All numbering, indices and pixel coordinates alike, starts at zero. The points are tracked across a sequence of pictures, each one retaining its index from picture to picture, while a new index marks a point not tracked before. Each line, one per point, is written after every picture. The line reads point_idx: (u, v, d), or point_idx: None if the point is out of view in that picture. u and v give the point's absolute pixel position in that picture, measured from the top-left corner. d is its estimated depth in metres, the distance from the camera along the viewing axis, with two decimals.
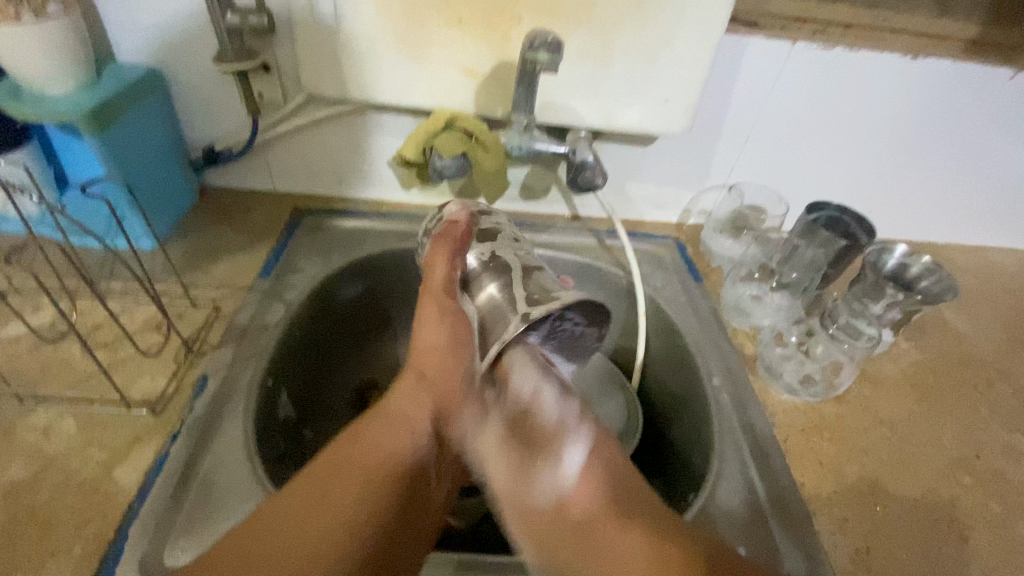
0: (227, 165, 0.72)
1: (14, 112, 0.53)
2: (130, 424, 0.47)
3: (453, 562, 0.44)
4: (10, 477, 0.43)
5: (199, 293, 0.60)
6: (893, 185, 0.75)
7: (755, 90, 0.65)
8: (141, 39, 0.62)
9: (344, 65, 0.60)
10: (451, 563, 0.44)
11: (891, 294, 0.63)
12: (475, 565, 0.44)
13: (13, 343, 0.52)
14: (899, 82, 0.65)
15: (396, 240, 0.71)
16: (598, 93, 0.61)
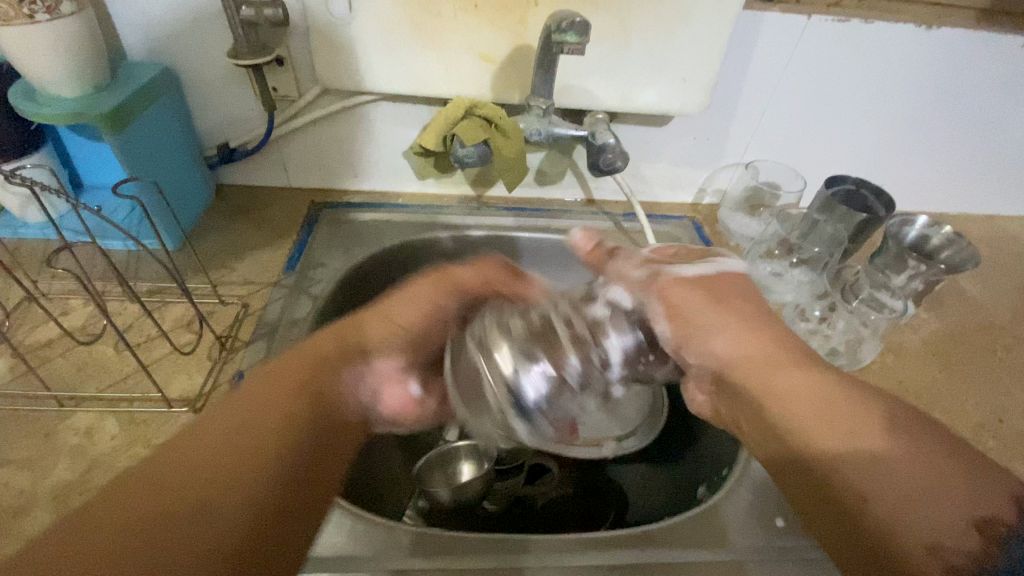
0: (244, 161, 0.72)
1: (34, 117, 0.53)
2: (172, 423, 0.48)
3: (413, 535, 0.44)
4: (58, 479, 0.44)
5: (226, 292, 0.60)
6: (906, 157, 0.75)
7: (771, 64, 0.65)
8: (153, 38, 0.61)
9: (360, 57, 0.60)
10: (411, 537, 0.44)
11: (913, 266, 0.62)
12: (431, 540, 0.44)
13: (48, 346, 0.53)
14: (915, 52, 0.65)
15: (416, 232, 0.71)
16: (614, 75, 0.61)
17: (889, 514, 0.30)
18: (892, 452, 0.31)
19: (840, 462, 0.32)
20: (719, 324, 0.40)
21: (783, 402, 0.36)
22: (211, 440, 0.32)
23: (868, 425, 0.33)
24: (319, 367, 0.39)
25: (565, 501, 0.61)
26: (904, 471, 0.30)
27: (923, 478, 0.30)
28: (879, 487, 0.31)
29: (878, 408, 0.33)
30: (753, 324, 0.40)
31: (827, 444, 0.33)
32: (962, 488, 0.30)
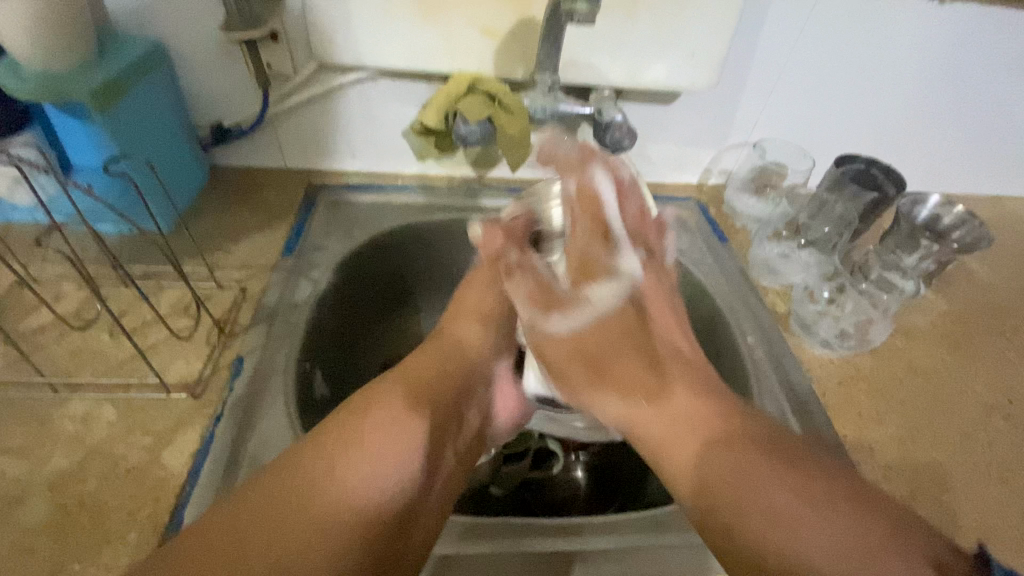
0: (239, 142, 0.70)
1: (18, 94, 0.50)
2: (171, 410, 0.47)
3: (460, 526, 0.43)
4: (55, 467, 0.43)
5: (224, 276, 0.59)
6: (915, 136, 0.74)
7: (782, 39, 0.63)
8: (140, 11, 0.59)
9: (358, 31, 0.57)
10: (458, 527, 0.43)
11: (925, 246, 0.61)
12: (479, 529, 0.43)
13: (40, 332, 0.51)
14: (929, 26, 0.63)
15: (416, 215, 0.70)
16: (621, 50, 0.59)
17: (790, 544, 0.35)
18: (777, 496, 0.36)
19: (749, 522, 0.37)
20: (681, 453, 0.42)
21: (666, 458, 0.42)
22: (304, 498, 0.34)
23: (783, 477, 0.37)
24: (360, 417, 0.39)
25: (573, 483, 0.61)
26: (779, 492, 0.37)
27: (821, 537, 0.34)
28: (785, 538, 0.35)
29: (772, 453, 0.39)
30: (689, 398, 0.43)
31: (728, 498, 0.38)
32: (881, 549, 0.33)
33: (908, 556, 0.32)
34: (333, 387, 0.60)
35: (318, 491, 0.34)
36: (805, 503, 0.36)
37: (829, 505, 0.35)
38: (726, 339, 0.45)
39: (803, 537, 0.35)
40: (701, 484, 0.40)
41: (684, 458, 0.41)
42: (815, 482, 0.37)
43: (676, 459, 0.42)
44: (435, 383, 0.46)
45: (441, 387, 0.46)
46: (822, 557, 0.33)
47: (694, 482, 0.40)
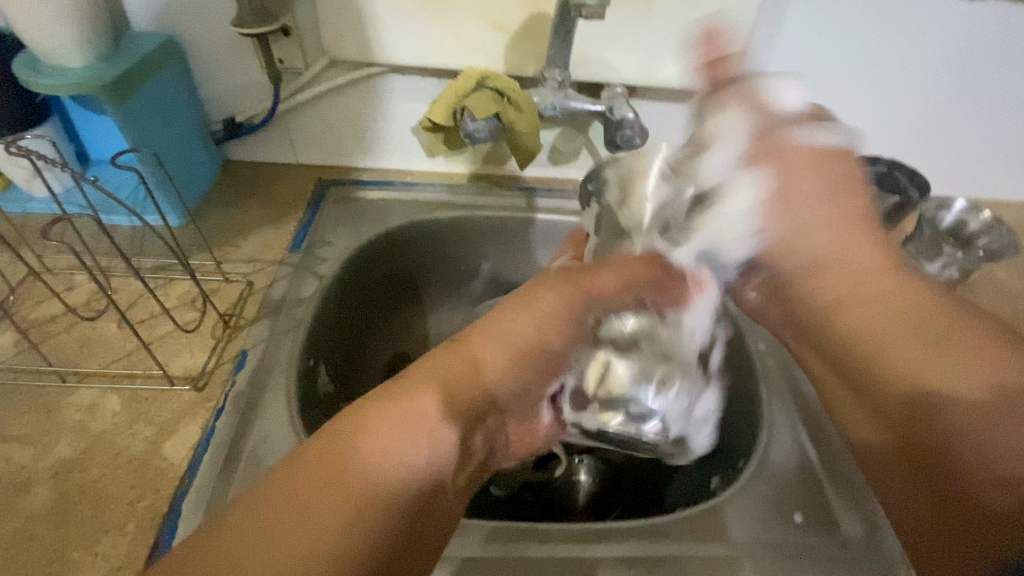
0: (250, 137, 0.70)
1: (33, 86, 0.51)
2: (173, 401, 0.47)
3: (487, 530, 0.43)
4: (59, 455, 0.44)
5: (232, 269, 0.59)
6: (942, 139, 0.71)
7: (803, 36, 0.61)
8: (155, 6, 0.59)
9: (370, 26, 0.57)
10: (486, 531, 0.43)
11: (949, 253, 0.58)
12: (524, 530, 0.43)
13: (51, 321, 0.52)
14: (958, 25, 0.61)
15: (425, 211, 0.69)
16: (635, 47, 0.58)
17: (950, 401, 0.34)
18: (945, 355, 0.35)
19: (919, 376, 0.35)
20: (870, 282, 0.39)
21: (851, 308, 0.39)
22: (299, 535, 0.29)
23: (930, 351, 0.35)
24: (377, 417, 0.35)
25: (576, 490, 0.60)
26: (934, 361, 0.35)
27: (968, 383, 0.34)
28: (965, 418, 0.33)
29: (945, 313, 0.36)
30: (884, 280, 0.38)
31: (888, 337, 0.37)
32: (994, 410, 0.33)
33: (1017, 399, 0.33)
34: (338, 381, 0.59)
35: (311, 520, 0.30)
36: (962, 368, 0.34)
37: (1004, 392, 0.33)
38: (836, 249, 0.40)
39: (953, 400, 0.34)
40: (851, 337, 0.39)
41: (876, 287, 0.38)
42: (964, 340, 0.35)
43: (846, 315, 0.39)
44: (451, 393, 0.39)
45: (458, 397, 0.40)
46: (968, 409, 0.33)
47: (856, 324, 0.39)
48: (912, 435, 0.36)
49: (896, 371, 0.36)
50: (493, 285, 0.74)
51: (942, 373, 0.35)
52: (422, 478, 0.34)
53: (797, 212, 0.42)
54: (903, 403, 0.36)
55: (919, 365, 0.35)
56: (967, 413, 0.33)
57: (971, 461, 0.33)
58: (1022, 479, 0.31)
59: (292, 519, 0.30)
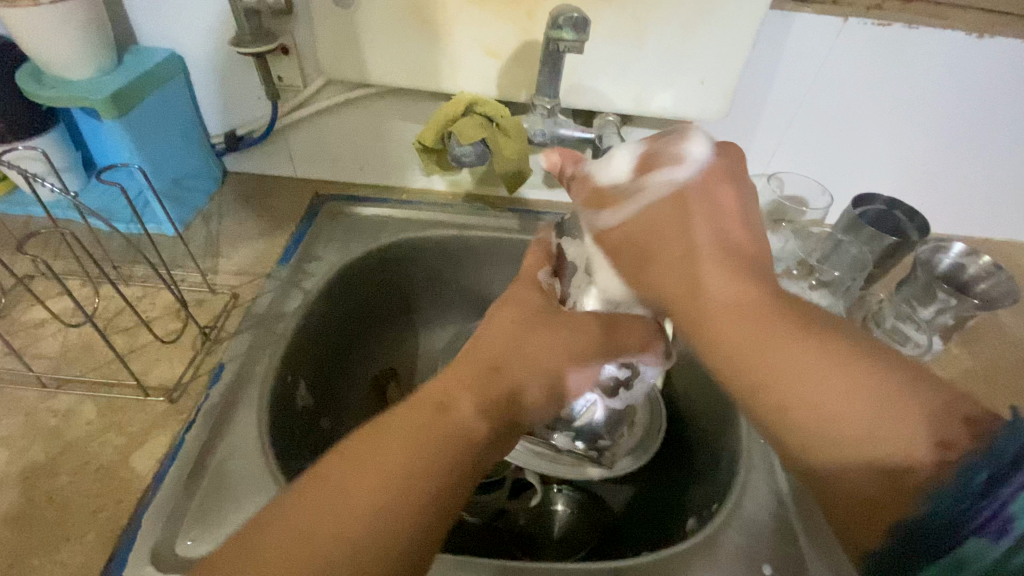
0: (251, 150, 0.72)
1: (36, 98, 0.53)
2: (147, 411, 0.48)
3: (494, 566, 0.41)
4: (31, 459, 0.44)
5: (219, 281, 0.60)
6: (949, 175, 0.69)
7: (801, 69, 0.60)
8: (161, 25, 0.61)
9: (363, 47, 0.58)
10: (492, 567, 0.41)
11: (943, 299, 0.55)
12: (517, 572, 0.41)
13: (39, 326, 0.53)
14: (965, 62, 0.59)
15: (418, 228, 0.69)
16: (627, 77, 0.57)
17: (847, 436, 0.27)
18: (847, 344, 0.30)
19: (826, 390, 0.31)
20: (715, 279, 0.32)
21: (775, 345, 0.36)
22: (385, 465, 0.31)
23: (841, 360, 0.28)
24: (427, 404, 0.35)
25: (552, 521, 0.58)
26: (843, 359, 0.29)
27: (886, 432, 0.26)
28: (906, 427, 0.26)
29: (804, 319, 0.30)
30: (817, 310, 0.31)
31: (744, 353, 0.30)
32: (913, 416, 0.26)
33: (929, 426, 0.26)
34: (319, 397, 0.59)
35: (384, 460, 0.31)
36: (876, 398, 0.27)
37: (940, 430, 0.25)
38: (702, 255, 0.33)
39: (881, 439, 0.26)
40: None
41: (718, 290, 0.31)
42: (911, 385, 0.27)
43: (795, 317, 0.32)
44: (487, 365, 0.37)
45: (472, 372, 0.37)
46: (862, 412, 0.28)
47: (724, 364, 0.31)
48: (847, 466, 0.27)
49: (836, 392, 0.27)
50: (483, 304, 0.73)
51: (845, 391, 0.27)
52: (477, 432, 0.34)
53: (700, 224, 0.34)
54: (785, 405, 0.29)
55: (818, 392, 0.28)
56: (891, 450, 0.26)
57: (854, 468, 0.27)
58: (918, 464, 0.26)
59: (352, 509, 0.29)
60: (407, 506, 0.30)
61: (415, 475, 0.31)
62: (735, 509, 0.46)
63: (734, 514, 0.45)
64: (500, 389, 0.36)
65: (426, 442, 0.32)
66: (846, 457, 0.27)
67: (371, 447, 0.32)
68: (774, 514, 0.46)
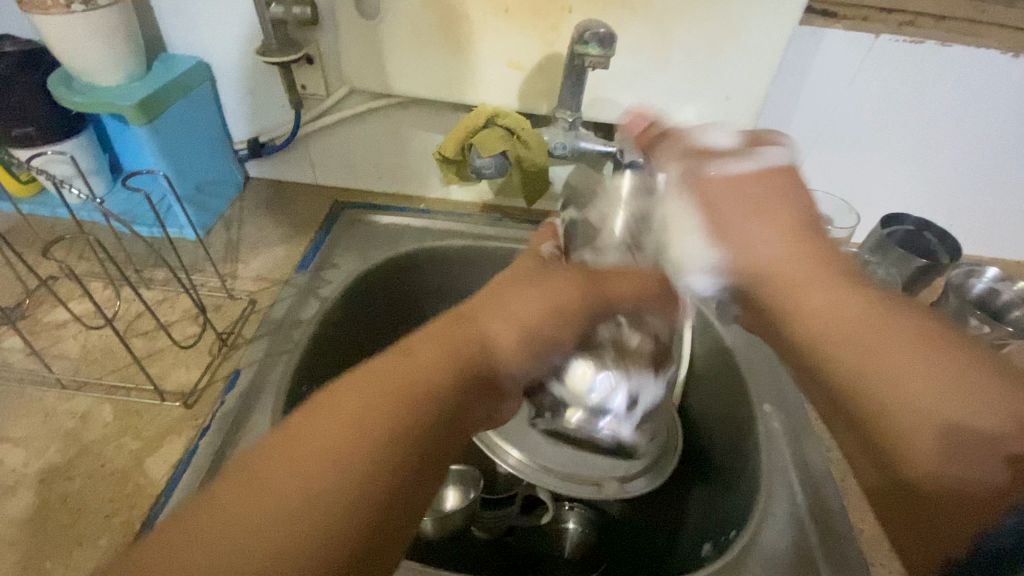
0: (273, 156, 0.72)
1: (68, 103, 0.54)
2: (163, 416, 0.48)
3: None
4: (48, 461, 0.45)
5: (238, 286, 0.61)
6: (980, 195, 0.66)
7: (831, 85, 0.59)
8: (190, 34, 0.62)
9: (386, 58, 0.58)
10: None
11: (976, 326, 0.53)
12: None
13: (61, 327, 0.54)
14: (1002, 80, 0.57)
15: (435, 238, 0.68)
16: (652, 90, 0.57)
17: (929, 411, 0.29)
18: (868, 350, 0.31)
19: (889, 390, 0.30)
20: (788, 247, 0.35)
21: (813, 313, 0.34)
22: (308, 459, 0.28)
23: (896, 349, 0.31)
24: (411, 375, 0.32)
25: (564, 541, 0.57)
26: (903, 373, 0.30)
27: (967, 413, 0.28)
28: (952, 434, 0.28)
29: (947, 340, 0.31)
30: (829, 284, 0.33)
31: (859, 336, 0.32)
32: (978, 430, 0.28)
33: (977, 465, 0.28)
34: None
35: (313, 444, 0.28)
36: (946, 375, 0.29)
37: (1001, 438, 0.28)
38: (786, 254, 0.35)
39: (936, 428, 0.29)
40: (822, 326, 0.33)
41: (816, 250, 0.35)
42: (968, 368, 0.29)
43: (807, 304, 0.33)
44: (460, 344, 0.35)
45: (466, 348, 0.35)
46: (923, 414, 0.29)
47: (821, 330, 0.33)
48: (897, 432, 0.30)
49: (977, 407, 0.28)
50: None
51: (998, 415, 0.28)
52: (416, 419, 0.31)
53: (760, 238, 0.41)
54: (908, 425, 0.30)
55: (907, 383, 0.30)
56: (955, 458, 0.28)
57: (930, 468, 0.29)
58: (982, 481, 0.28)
59: (282, 505, 0.26)
60: (335, 515, 0.27)
61: (353, 445, 0.29)
62: (753, 538, 0.44)
63: (752, 544, 0.44)
64: (477, 358, 0.35)
65: (355, 424, 0.29)
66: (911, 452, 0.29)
67: (311, 438, 0.28)
68: (795, 544, 0.44)
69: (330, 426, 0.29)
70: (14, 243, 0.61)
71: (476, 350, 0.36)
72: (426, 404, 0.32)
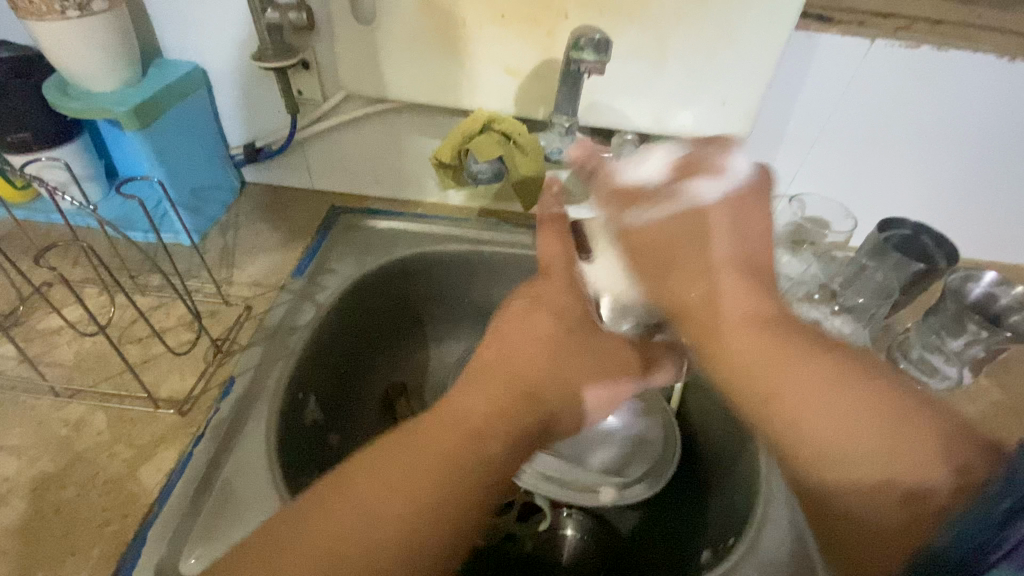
0: (270, 162, 0.72)
1: (63, 109, 0.54)
2: (157, 423, 0.48)
3: None
4: (40, 469, 0.44)
5: (233, 292, 0.60)
6: (976, 199, 0.66)
7: (827, 90, 0.59)
8: (186, 39, 0.62)
9: (382, 63, 0.58)
10: None
11: (974, 330, 0.54)
12: None
13: (55, 335, 0.54)
14: (998, 84, 0.57)
15: (432, 243, 0.68)
16: (648, 95, 0.57)
17: (824, 440, 0.30)
18: (804, 375, 0.32)
19: (805, 418, 0.31)
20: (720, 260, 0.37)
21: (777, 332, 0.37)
22: (380, 490, 0.29)
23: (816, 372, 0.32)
24: (490, 422, 0.33)
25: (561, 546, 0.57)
26: (812, 376, 0.32)
27: (862, 443, 0.29)
28: (857, 443, 0.29)
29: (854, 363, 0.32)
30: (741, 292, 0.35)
31: (765, 374, 0.33)
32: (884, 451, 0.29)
33: (917, 465, 0.28)
34: (329, 412, 0.58)
35: (394, 477, 0.30)
36: (860, 411, 0.30)
37: (898, 454, 0.28)
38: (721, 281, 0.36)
39: (845, 455, 0.29)
40: (734, 363, 0.34)
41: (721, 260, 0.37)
42: (871, 401, 0.30)
43: (727, 345, 0.34)
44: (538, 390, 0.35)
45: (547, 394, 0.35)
46: (831, 445, 0.30)
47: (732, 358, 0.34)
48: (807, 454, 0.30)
49: (873, 427, 0.29)
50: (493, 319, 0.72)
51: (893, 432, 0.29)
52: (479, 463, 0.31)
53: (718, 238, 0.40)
54: (810, 450, 0.30)
55: (799, 399, 0.31)
56: (859, 484, 0.29)
57: (841, 489, 0.29)
58: (881, 512, 0.28)
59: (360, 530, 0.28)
60: (423, 531, 0.29)
61: (435, 494, 0.30)
62: (751, 545, 0.44)
63: (750, 551, 0.43)
64: (543, 401, 0.35)
65: (440, 458, 0.31)
66: (835, 480, 0.30)
67: (378, 471, 0.30)
68: (794, 551, 0.43)
69: (404, 463, 0.31)
70: (9, 250, 0.60)
71: (544, 393, 0.35)
72: (490, 456, 0.31)
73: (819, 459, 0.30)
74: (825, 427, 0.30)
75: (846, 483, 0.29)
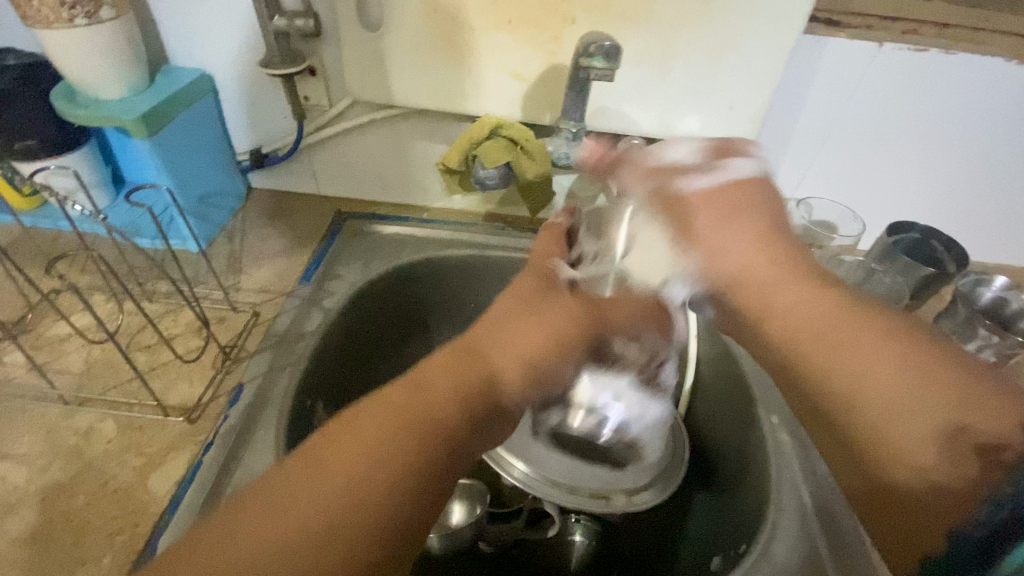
0: (276, 167, 0.72)
1: (70, 117, 0.54)
2: (166, 431, 0.48)
3: None
4: (50, 477, 0.45)
5: (241, 298, 0.60)
6: (983, 202, 0.66)
7: (835, 93, 0.59)
8: (193, 46, 0.62)
9: (389, 69, 0.58)
10: None
11: (984, 335, 0.53)
12: None
13: (64, 342, 0.54)
14: (1007, 87, 0.57)
15: (438, 248, 0.68)
16: (655, 99, 0.57)
17: (876, 422, 0.33)
18: (889, 363, 0.33)
19: (863, 382, 0.34)
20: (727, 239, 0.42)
21: (779, 316, 0.39)
22: (324, 474, 0.30)
23: (879, 351, 0.34)
24: (435, 401, 0.34)
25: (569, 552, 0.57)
26: (879, 367, 0.33)
27: (923, 422, 0.31)
28: (892, 422, 0.32)
29: (912, 338, 0.34)
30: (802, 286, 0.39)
31: (816, 356, 0.36)
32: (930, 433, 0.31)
33: (955, 459, 0.29)
34: (337, 417, 0.58)
35: (335, 459, 0.30)
36: (914, 385, 0.32)
37: (951, 446, 0.30)
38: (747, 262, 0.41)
39: (907, 438, 0.31)
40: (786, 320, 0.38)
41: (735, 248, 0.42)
42: (931, 390, 0.32)
43: (782, 299, 0.39)
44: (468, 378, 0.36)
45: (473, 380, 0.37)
46: (920, 428, 0.31)
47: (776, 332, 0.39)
48: (863, 434, 0.33)
49: (925, 416, 0.31)
50: None
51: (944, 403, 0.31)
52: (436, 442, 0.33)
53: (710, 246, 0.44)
54: (865, 426, 0.33)
55: (866, 378, 0.34)
56: (914, 462, 0.31)
57: (912, 479, 0.31)
58: (936, 491, 0.29)
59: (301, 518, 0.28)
60: (372, 510, 0.29)
61: (377, 478, 0.30)
62: (763, 552, 0.43)
63: (761, 558, 0.43)
64: (476, 373, 0.37)
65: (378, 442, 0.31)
66: (895, 452, 0.32)
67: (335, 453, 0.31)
68: (806, 557, 0.43)
69: (344, 439, 0.31)
70: (17, 257, 0.60)
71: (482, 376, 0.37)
72: (446, 425, 0.34)
73: (883, 433, 0.32)
74: (876, 397, 0.33)
75: (907, 460, 0.31)
